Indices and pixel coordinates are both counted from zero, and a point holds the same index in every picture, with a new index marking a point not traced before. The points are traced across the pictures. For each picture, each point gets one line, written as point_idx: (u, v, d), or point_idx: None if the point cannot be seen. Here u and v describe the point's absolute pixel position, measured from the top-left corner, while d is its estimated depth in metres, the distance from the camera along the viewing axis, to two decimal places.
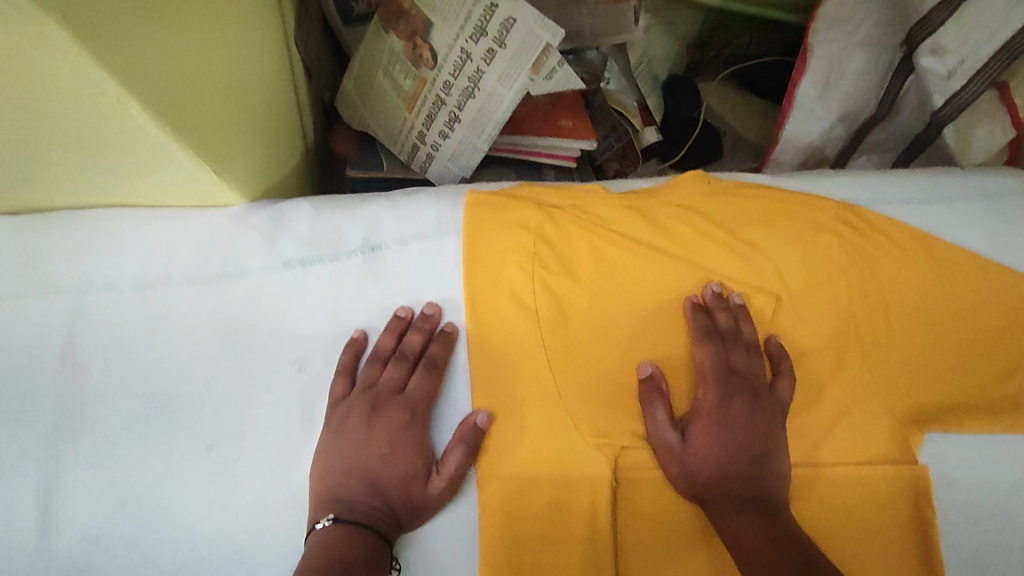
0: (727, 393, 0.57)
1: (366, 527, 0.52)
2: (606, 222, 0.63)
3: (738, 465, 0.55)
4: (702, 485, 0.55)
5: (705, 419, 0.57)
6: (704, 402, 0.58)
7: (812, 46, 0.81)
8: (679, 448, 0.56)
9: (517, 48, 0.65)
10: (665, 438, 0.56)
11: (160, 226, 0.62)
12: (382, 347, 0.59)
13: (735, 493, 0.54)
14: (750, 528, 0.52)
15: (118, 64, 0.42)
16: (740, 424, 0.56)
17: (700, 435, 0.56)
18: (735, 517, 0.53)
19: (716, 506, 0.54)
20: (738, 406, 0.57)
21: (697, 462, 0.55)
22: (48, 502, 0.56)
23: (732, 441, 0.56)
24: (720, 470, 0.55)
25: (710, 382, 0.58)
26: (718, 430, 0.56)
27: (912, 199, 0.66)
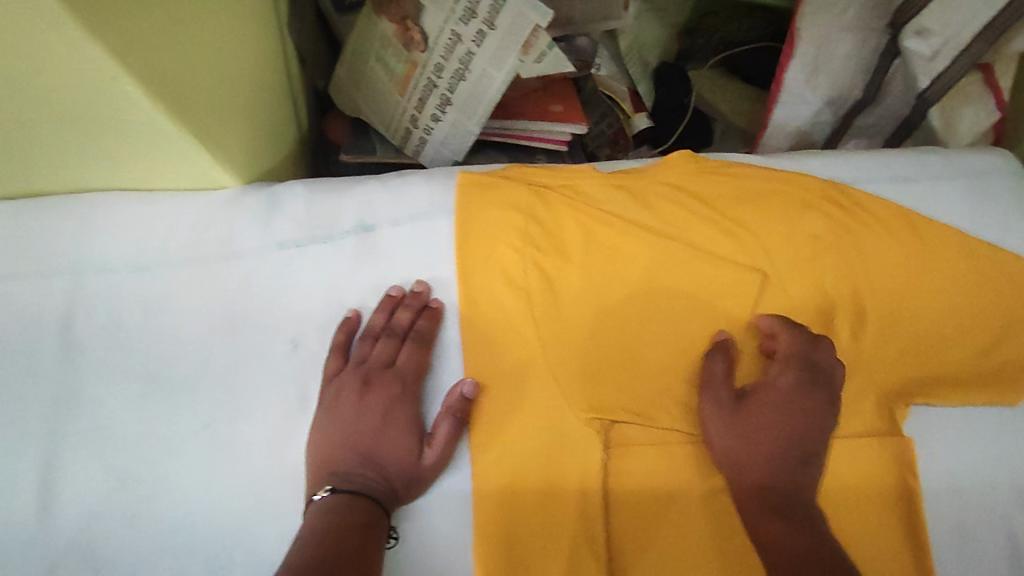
0: (801, 386, 0.57)
1: (364, 495, 0.53)
2: (596, 202, 0.64)
3: (789, 462, 0.55)
4: (747, 451, 0.56)
5: (768, 407, 0.57)
6: (772, 391, 0.57)
7: (800, 32, 0.79)
8: (731, 417, 0.56)
9: (507, 30, 0.66)
10: (723, 405, 0.57)
11: (157, 209, 0.62)
12: (373, 325, 0.60)
13: (778, 493, 0.53)
14: (780, 534, 0.51)
15: (113, 42, 0.42)
16: (807, 413, 0.56)
17: (762, 408, 0.57)
18: (768, 516, 0.52)
19: (758, 482, 0.54)
20: (808, 401, 0.56)
21: (743, 440, 0.56)
22: (46, 481, 0.56)
23: (791, 436, 0.55)
24: (772, 467, 0.54)
25: (785, 374, 0.58)
26: (780, 420, 0.56)
27: (895, 176, 0.68)
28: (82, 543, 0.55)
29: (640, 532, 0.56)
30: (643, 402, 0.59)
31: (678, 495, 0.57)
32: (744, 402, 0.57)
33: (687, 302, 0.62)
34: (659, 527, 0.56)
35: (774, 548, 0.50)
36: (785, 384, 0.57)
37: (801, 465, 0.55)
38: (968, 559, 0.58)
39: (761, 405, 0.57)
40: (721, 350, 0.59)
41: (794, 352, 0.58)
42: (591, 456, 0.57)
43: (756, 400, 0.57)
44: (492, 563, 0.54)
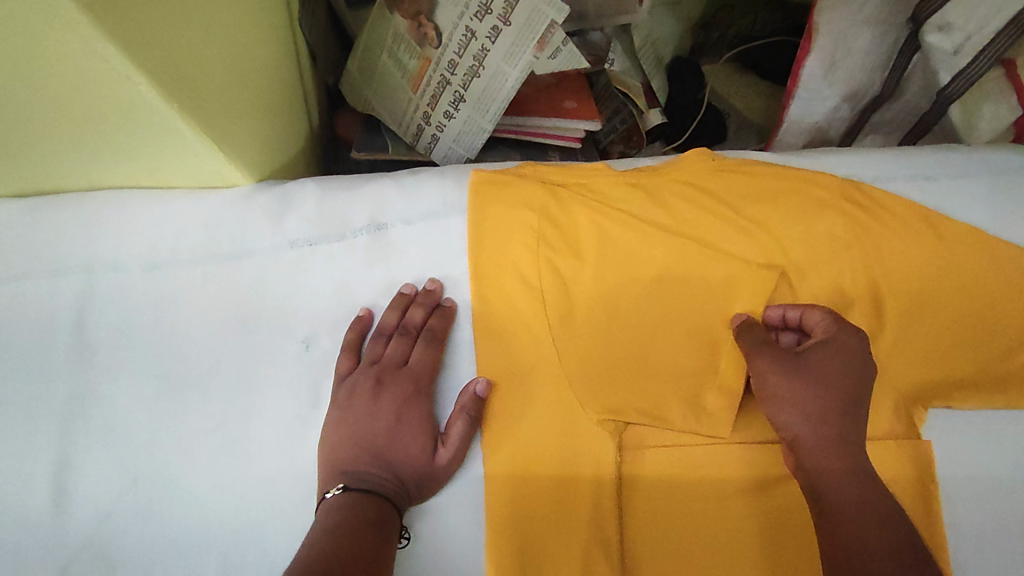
0: (857, 343, 0.55)
1: (377, 494, 0.53)
2: (610, 201, 0.64)
3: (852, 417, 0.54)
4: (811, 409, 0.54)
5: (832, 362, 0.54)
6: (826, 343, 0.55)
7: (818, 25, 0.78)
8: (792, 375, 0.55)
9: (523, 27, 0.64)
10: (781, 359, 0.55)
11: (169, 207, 0.62)
12: (385, 323, 0.60)
13: (847, 450, 0.53)
14: (851, 489, 0.51)
15: (126, 39, 0.42)
16: (863, 374, 0.55)
17: (823, 363, 0.55)
18: (838, 469, 0.52)
19: (820, 438, 0.53)
20: (865, 360, 0.55)
21: (807, 400, 0.54)
22: (62, 478, 0.57)
23: (850, 393, 0.54)
24: (836, 424, 0.53)
25: (839, 328, 0.56)
26: (843, 376, 0.54)
27: (916, 175, 0.67)
28: (97, 542, 0.55)
29: (653, 533, 0.56)
30: (657, 402, 0.59)
31: (691, 494, 0.57)
32: (803, 360, 0.55)
33: (702, 300, 0.61)
34: (673, 528, 0.56)
35: (844, 503, 0.51)
36: (843, 340, 0.55)
37: (860, 420, 0.54)
38: (983, 561, 0.58)
39: (823, 362, 0.55)
40: (752, 322, 0.58)
41: (832, 317, 0.57)
42: (605, 456, 0.56)
43: (817, 356, 0.55)
44: (505, 564, 0.54)
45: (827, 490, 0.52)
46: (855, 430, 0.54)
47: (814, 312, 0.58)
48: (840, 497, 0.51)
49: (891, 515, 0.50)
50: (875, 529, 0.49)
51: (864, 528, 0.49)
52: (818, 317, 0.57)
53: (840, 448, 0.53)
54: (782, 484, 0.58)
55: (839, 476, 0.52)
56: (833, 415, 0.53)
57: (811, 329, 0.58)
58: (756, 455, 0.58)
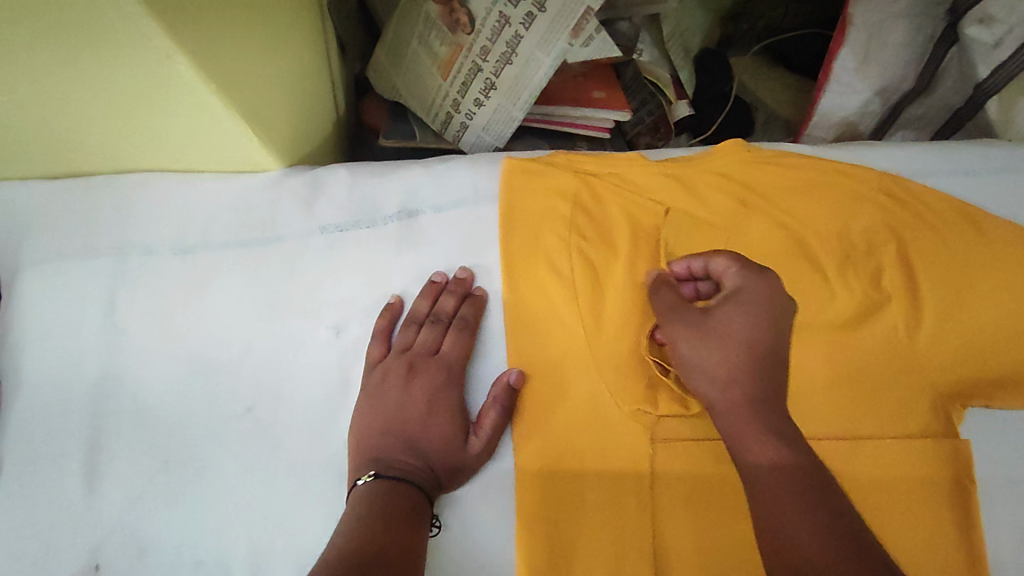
0: (762, 289, 0.53)
1: (407, 482, 0.53)
2: (643, 191, 0.63)
3: (765, 373, 0.51)
4: (722, 374, 0.51)
5: (739, 316, 0.52)
6: (735, 297, 0.53)
7: (851, 17, 0.76)
8: (700, 338, 0.53)
9: (558, 12, 0.63)
10: (687, 320, 0.54)
11: (200, 190, 0.62)
12: (416, 311, 0.60)
13: (761, 411, 0.49)
14: (769, 456, 0.47)
15: (170, 18, 0.41)
16: (774, 326, 0.52)
17: (730, 320, 0.52)
18: (754, 435, 0.49)
19: (733, 403, 0.50)
20: (774, 306, 0.53)
21: (719, 362, 0.51)
22: (93, 459, 0.57)
23: (761, 348, 0.51)
24: (747, 385, 0.50)
25: (743, 277, 0.53)
26: (753, 330, 0.52)
27: (956, 170, 0.66)
28: (128, 524, 0.55)
29: (685, 527, 0.55)
30: None
31: (725, 489, 0.56)
32: (711, 320, 0.53)
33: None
34: (705, 523, 0.55)
35: (763, 474, 0.47)
36: (749, 291, 0.53)
37: (776, 374, 0.51)
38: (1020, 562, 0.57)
39: (730, 318, 0.53)
40: (663, 283, 0.57)
41: (738, 263, 0.54)
42: (637, 449, 0.56)
43: (725, 312, 0.53)
44: (536, 554, 0.54)
45: (744, 459, 0.48)
46: (772, 387, 0.50)
47: (718, 258, 0.55)
48: (757, 475, 0.47)
49: (816, 480, 0.46)
50: (797, 497, 0.45)
51: (784, 495, 0.46)
52: (723, 264, 0.54)
53: (754, 413, 0.49)
54: None
55: (758, 447, 0.48)
56: (745, 374, 0.51)
57: (720, 277, 0.55)
58: None
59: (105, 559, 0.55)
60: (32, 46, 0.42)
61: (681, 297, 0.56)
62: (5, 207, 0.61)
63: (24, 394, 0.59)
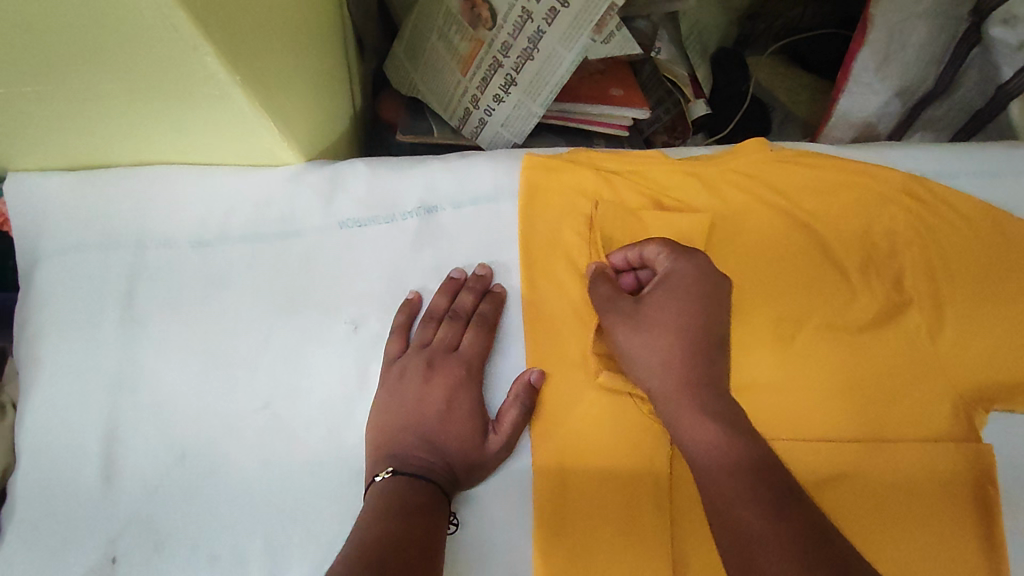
0: (692, 271, 0.52)
1: (425, 479, 0.52)
2: (664, 189, 0.62)
3: (697, 359, 0.50)
4: (656, 364, 0.50)
5: (669, 300, 0.51)
6: (665, 281, 0.52)
7: (872, 16, 0.74)
8: (634, 328, 0.52)
9: (581, 8, 0.62)
10: (620, 310, 0.53)
11: (217, 182, 0.61)
12: (435, 307, 0.59)
13: (697, 397, 0.48)
14: (711, 442, 0.47)
15: (199, 9, 0.41)
16: (707, 308, 0.51)
17: (659, 305, 0.52)
18: (694, 423, 0.48)
19: (671, 392, 0.49)
20: (708, 285, 0.51)
21: (654, 350, 0.51)
22: (110, 452, 0.57)
23: (694, 333, 0.50)
24: (678, 372, 0.49)
25: (673, 261, 0.53)
26: (685, 313, 0.51)
27: (980, 171, 0.65)
28: (144, 517, 0.55)
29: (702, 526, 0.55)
30: None
31: None
32: (644, 307, 0.52)
33: (754, 291, 0.60)
34: None
35: (708, 463, 0.46)
36: (678, 275, 0.52)
37: (710, 357, 0.50)
38: None
39: (660, 304, 0.51)
40: (601, 275, 0.56)
41: (669, 248, 0.53)
42: (657, 449, 0.55)
43: (657, 298, 0.52)
44: (553, 552, 0.53)
45: (688, 449, 0.48)
46: (707, 371, 0.49)
47: (650, 245, 0.55)
48: (705, 466, 0.46)
49: (760, 463, 0.45)
50: (741, 483, 0.44)
51: (727, 482, 0.45)
52: (655, 250, 0.54)
53: (691, 399, 0.48)
54: (841, 481, 0.56)
55: (699, 434, 0.47)
56: (678, 361, 0.50)
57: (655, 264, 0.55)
58: (813, 453, 0.57)
59: (121, 552, 0.55)
60: (58, 37, 0.42)
61: (618, 287, 0.55)
62: (16, 196, 0.60)
63: (42, 386, 0.59)
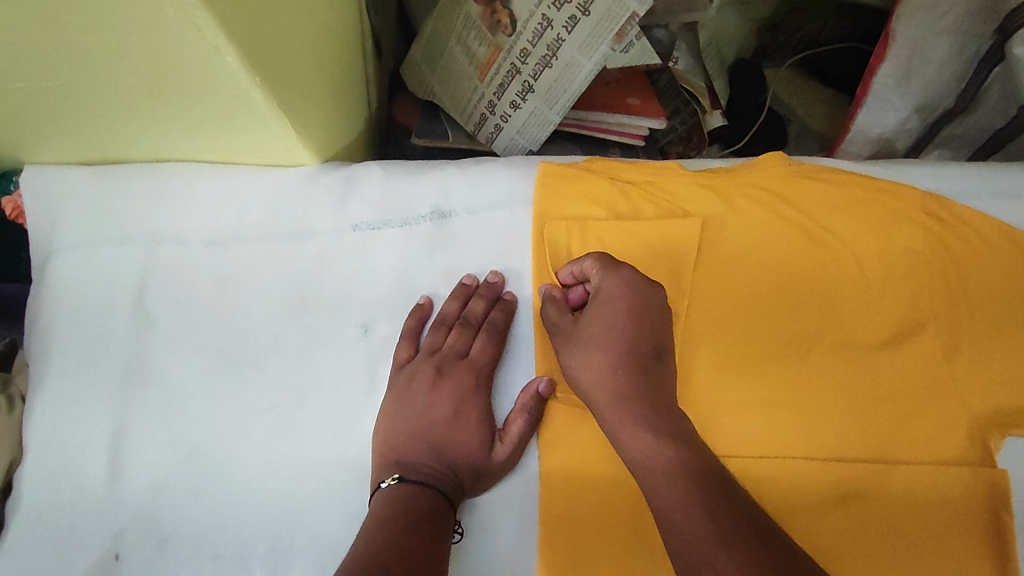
0: (621, 285, 0.55)
1: (432, 487, 0.52)
2: (679, 200, 0.62)
3: (631, 368, 0.53)
4: (594, 379, 0.53)
5: (603, 317, 0.54)
6: (598, 297, 0.55)
7: (895, 33, 0.74)
8: (575, 345, 0.54)
9: (601, 16, 0.62)
10: (562, 330, 0.56)
11: (233, 181, 0.61)
12: (446, 313, 0.59)
13: (630, 407, 0.51)
14: (649, 445, 0.50)
15: (222, 8, 0.41)
16: (638, 319, 0.54)
17: (594, 320, 0.55)
18: (631, 432, 0.51)
19: (609, 404, 0.52)
20: (637, 298, 0.54)
21: (592, 366, 0.53)
22: (117, 448, 0.57)
23: (625, 343, 0.53)
24: (614, 385, 0.52)
25: (602, 278, 0.56)
26: (615, 327, 0.54)
27: (1002, 192, 0.64)
28: (149, 515, 0.55)
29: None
30: (727, 407, 0.57)
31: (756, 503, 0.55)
32: (582, 324, 0.55)
33: (763, 304, 0.59)
34: None
35: (649, 466, 0.49)
36: (607, 291, 0.55)
37: (643, 365, 0.53)
38: None
39: (596, 320, 0.54)
40: (549, 298, 0.58)
41: (601, 264, 0.56)
42: None
43: (592, 314, 0.55)
44: (558, 565, 0.53)
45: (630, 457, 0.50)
46: (641, 377, 0.52)
47: (588, 260, 0.57)
48: (649, 475, 0.49)
49: (698, 465, 0.48)
50: (677, 484, 0.47)
51: (665, 487, 0.48)
52: (589, 266, 0.57)
53: (626, 410, 0.51)
54: (851, 502, 0.56)
55: (638, 444, 0.50)
56: (613, 374, 0.52)
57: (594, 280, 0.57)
58: (822, 471, 0.56)
59: (125, 549, 0.55)
60: (82, 33, 0.42)
61: (565, 307, 0.57)
62: (33, 189, 0.60)
63: (51, 380, 0.59)
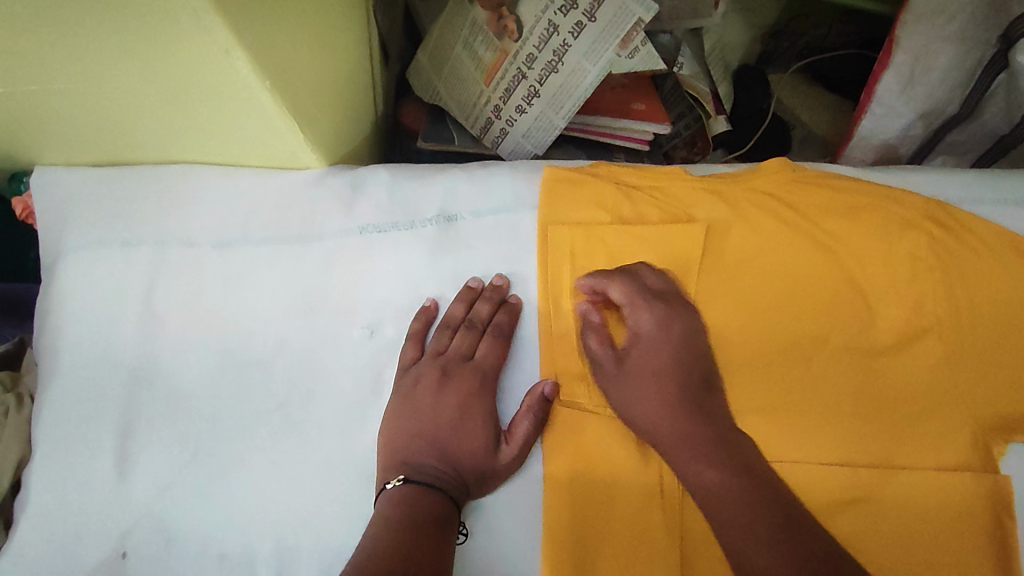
0: (665, 322, 0.57)
1: (437, 488, 0.52)
2: (684, 205, 0.62)
3: (682, 403, 0.54)
4: (648, 416, 0.54)
5: (651, 355, 0.56)
6: (642, 332, 0.57)
7: (899, 39, 0.74)
8: (624, 383, 0.56)
9: (607, 23, 0.63)
10: (607, 368, 0.56)
11: (242, 183, 0.62)
12: (451, 316, 0.59)
13: (689, 441, 0.52)
14: (713, 475, 0.51)
15: (233, 12, 0.41)
16: (681, 354, 0.56)
17: (640, 357, 0.56)
18: (697, 467, 0.51)
19: (669, 440, 0.53)
20: (681, 334, 0.57)
21: (646, 404, 0.54)
22: (125, 447, 0.57)
23: (673, 378, 0.55)
24: (671, 421, 0.53)
25: (639, 313, 0.57)
26: (666, 361, 0.56)
27: (1004, 199, 0.64)
28: (155, 514, 0.56)
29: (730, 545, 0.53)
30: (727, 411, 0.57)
31: None
32: (628, 362, 0.56)
33: (812, 328, 0.59)
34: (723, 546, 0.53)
35: (715, 498, 0.50)
36: (649, 329, 0.57)
37: (693, 398, 0.54)
38: None
39: (645, 358, 0.56)
40: (586, 324, 0.58)
41: (634, 297, 0.57)
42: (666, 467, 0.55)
43: (638, 352, 0.57)
44: (561, 567, 0.53)
45: (697, 491, 0.51)
46: (694, 411, 0.54)
47: (615, 287, 0.58)
48: (718, 509, 0.50)
49: (761, 497, 0.50)
50: (747, 519, 0.48)
51: (735, 519, 0.49)
52: (620, 293, 0.58)
53: (688, 445, 0.52)
54: (853, 508, 0.56)
55: (705, 479, 0.51)
56: (668, 409, 0.54)
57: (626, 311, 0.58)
58: (825, 476, 0.56)
59: (132, 547, 0.55)
60: (96, 36, 0.43)
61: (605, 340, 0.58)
62: (43, 190, 0.61)
63: (59, 379, 0.59)
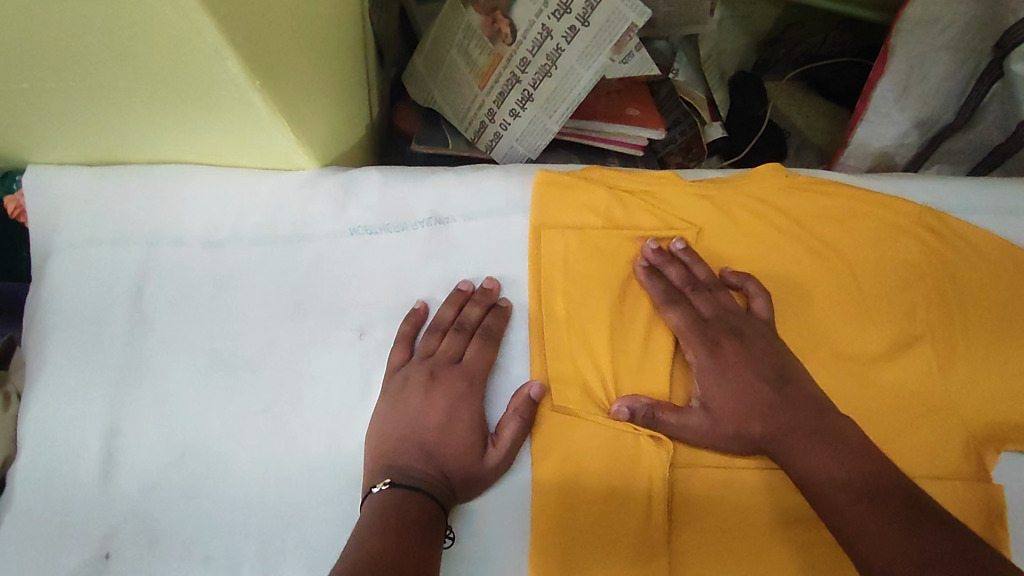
0: (725, 338, 0.57)
1: (423, 492, 0.52)
2: (676, 211, 0.62)
3: (773, 406, 0.54)
4: (748, 435, 0.54)
5: (721, 385, 0.55)
6: (703, 366, 0.56)
7: (895, 47, 0.75)
8: (713, 420, 0.54)
9: (601, 27, 0.63)
10: (691, 423, 0.54)
11: (234, 184, 0.62)
12: (440, 318, 0.59)
13: (793, 433, 0.53)
14: (821, 462, 0.51)
15: (223, 11, 0.41)
16: (743, 363, 0.56)
17: (712, 388, 0.55)
18: (807, 452, 0.51)
19: (779, 444, 0.53)
20: (744, 343, 0.56)
21: (740, 429, 0.54)
22: (110, 448, 0.57)
23: (749, 386, 0.55)
24: (768, 424, 0.54)
25: (695, 345, 0.57)
26: (744, 375, 0.55)
27: (998, 208, 0.64)
28: (140, 515, 0.55)
29: (705, 541, 0.54)
30: None
31: (743, 513, 0.55)
32: (709, 401, 0.55)
33: (838, 330, 0.59)
34: (709, 548, 0.54)
35: (827, 482, 0.50)
36: (704, 358, 0.56)
37: (777, 393, 0.54)
38: None
39: (718, 390, 0.55)
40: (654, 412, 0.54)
41: (687, 322, 0.58)
42: (654, 472, 0.54)
43: (709, 382, 0.56)
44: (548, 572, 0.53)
45: (808, 475, 0.51)
46: (791, 406, 0.54)
47: (672, 318, 0.58)
48: (836, 496, 0.49)
49: (871, 471, 0.49)
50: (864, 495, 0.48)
51: (851, 499, 0.48)
52: (676, 321, 0.58)
53: (795, 437, 0.52)
54: None
55: (817, 463, 0.51)
56: (769, 417, 0.54)
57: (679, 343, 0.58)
58: None
59: (115, 548, 0.54)
60: (83, 33, 0.42)
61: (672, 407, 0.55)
62: (35, 189, 0.61)
63: (46, 378, 0.59)
